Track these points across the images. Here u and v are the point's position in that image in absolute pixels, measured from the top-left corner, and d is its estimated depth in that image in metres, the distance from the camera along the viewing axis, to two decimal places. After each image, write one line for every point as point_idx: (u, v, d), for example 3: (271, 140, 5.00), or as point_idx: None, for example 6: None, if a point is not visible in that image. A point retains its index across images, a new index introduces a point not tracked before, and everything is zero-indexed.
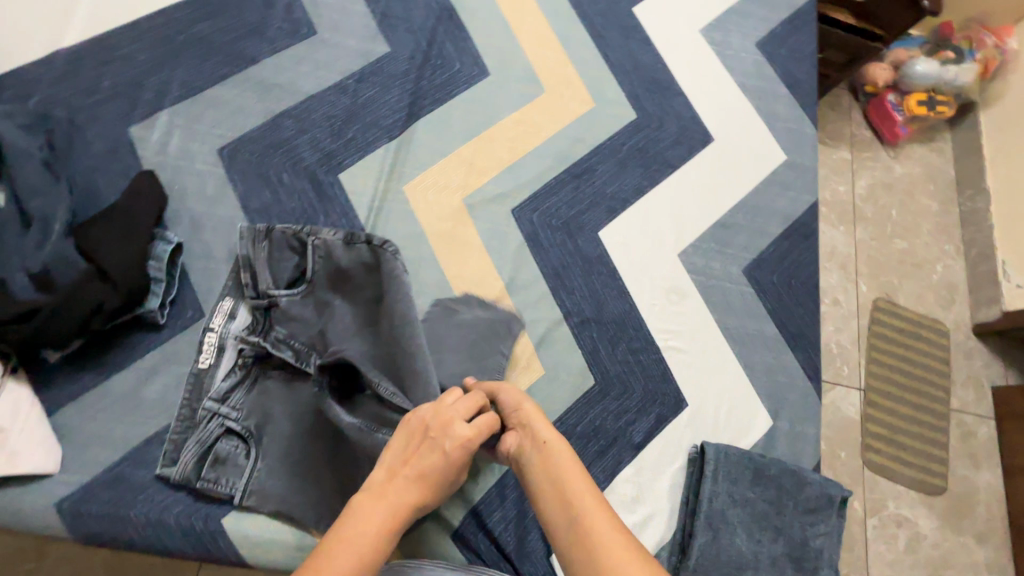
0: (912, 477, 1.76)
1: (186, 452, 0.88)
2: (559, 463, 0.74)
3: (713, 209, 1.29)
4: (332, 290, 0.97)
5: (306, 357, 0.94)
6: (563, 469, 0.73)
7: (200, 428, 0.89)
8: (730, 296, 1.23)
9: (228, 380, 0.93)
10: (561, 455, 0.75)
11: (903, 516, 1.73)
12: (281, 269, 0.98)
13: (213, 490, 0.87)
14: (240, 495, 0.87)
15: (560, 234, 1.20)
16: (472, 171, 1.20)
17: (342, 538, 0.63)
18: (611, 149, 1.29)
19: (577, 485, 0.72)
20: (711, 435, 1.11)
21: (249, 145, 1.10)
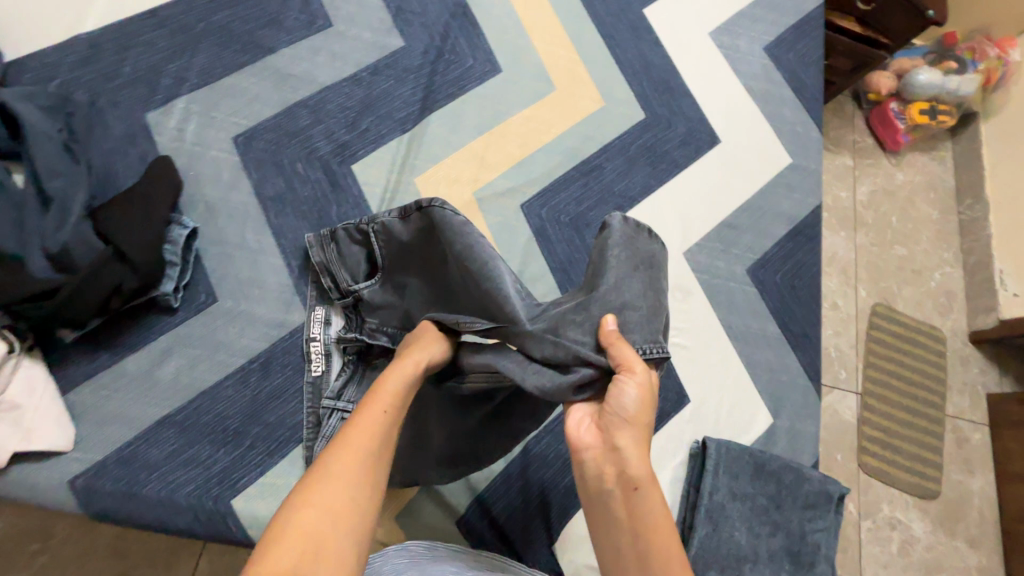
0: (907, 481, 1.79)
1: (317, 447, 0.93)
2: (643, 513, 0.63)
3: (719, 209, 1.31)
4: (398, 272, 0.94)
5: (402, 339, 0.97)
6: (645, 526, 0.63)
7: (324, 424, 0.95)
8: (734, 295, 1.25)
9: (340, 378, 0.98)
10: (649, 502, 0.63)
11: (896, 519, 1.75)
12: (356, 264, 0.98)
13: None
14: None
15: (568, 230, 1.22)
16: (483, 165, 1.21)
17: (343, 457, 0.59)
18: (620, 148, 1.31)
19: (652, 552, 0.62)
20: (712, 430, 1.13)
21: (264, 133, 1.12)
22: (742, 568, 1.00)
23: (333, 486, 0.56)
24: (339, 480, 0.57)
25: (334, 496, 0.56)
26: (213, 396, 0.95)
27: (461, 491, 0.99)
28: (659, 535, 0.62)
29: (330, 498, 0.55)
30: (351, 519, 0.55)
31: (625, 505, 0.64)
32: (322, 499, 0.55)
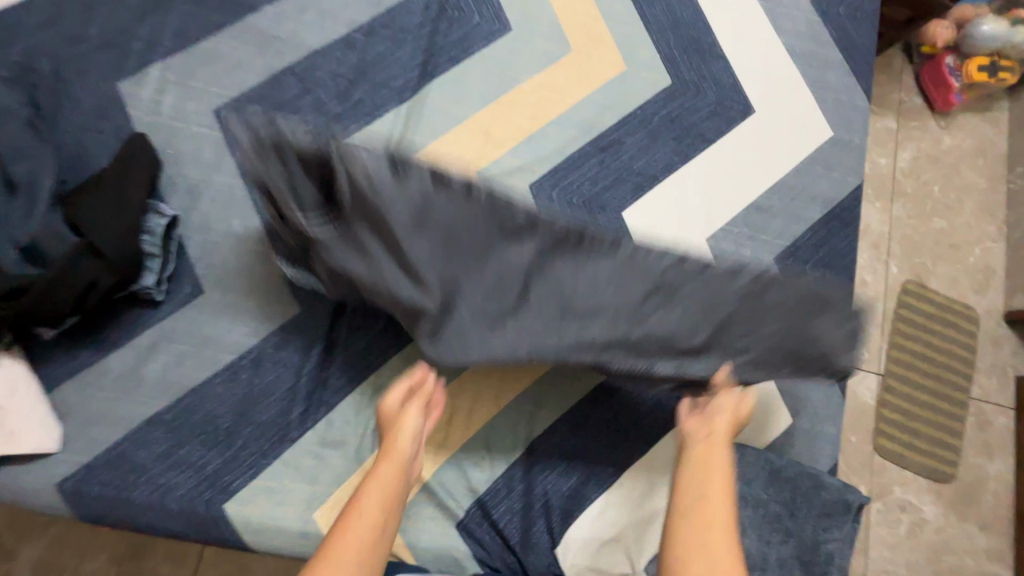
0: (922, 464, 1.73)
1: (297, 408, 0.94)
2: (710, 482, 0.78)
3: (749, 190, 1.19)
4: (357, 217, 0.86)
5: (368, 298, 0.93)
6: (713, 493, 0.77)
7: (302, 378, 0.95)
8: None
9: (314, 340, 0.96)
10: (718, 455, 0.83)
11: (907, 501, 1.72)
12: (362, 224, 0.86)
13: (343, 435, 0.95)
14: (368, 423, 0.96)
15: (582, 213, 1.11)
16: (489, 140, 1.10)
17: (381, 479, 0.74)
18: (642, 119, 1.18)
19: (722, 526, 0.73)
20: None
21: (247, 105, 1.01)
22: None
23: (368, 509, 0.70)
24: (361, 526, 0.67)
25: (355, 547, 0.65)
26: (204, 393, 0.91)
27: (462, 492, 0.97)
28: (719, 487, 0.78)
29: (359, 535, 0.66)
30: (365, 565, 0.65)
31: (698, 462, 0.81)
32: (348, 552, 0.65)
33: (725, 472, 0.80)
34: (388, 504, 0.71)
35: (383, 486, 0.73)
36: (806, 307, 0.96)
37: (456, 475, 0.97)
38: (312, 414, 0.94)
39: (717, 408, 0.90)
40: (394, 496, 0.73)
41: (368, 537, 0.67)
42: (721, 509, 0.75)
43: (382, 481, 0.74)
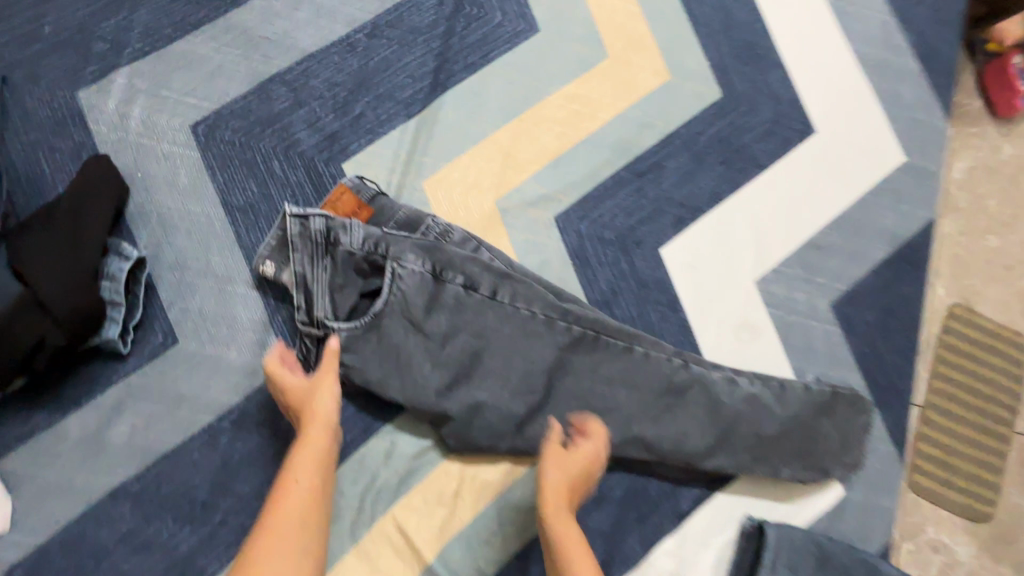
0: (964, 500, 1.05)
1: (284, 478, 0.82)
2: (554, 485, 0.78)
3: (805, 225, 1.04)
4: (393, 320, 0.82)
5: (376, 427, 0.86)
6: (563, 520, 0.77)
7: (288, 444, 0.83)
8: (812, 337, 1.01)
9: None
10: (574, 458, 0.81)
11: (947, 537, 1.05)
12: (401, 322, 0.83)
13: (337, 507, 0.84)
14: (365, 498, 0.84)
15: (614, 250, 0.97)
16: (509, 163, 0.95)
17: (305, 454, 0.72)
18: (686, 140, 1.02)
19: (575, 533, 0.76)
20: (768, 507, 0.96)
21: (231, 120, 0.87)
22: None
23: (291, 487, 0.69)
24: (299, 482, 0.69)
25: (290, 521, 0.66)
26: (177, 461, 0.79)
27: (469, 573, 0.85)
28: (584, 471, 0.81)
29: (302, 489, 0.69)
30: (308, 533, 0.66)
31: (547, 468, 0.79)
32: (283, 525, 0.65)
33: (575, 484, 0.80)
34: (315, 470, 0.71)
35: (307, 462, 0.72)
36: (830, 414, 0.91)
37: (462, 556, 0.85)
38: None
39: (582, 445, 0.83)
40: (313, 468, 0.71)
41: (302, 514, 0.67)
42: (570, 539, 0.76)
43: (306, 453, 0.72)
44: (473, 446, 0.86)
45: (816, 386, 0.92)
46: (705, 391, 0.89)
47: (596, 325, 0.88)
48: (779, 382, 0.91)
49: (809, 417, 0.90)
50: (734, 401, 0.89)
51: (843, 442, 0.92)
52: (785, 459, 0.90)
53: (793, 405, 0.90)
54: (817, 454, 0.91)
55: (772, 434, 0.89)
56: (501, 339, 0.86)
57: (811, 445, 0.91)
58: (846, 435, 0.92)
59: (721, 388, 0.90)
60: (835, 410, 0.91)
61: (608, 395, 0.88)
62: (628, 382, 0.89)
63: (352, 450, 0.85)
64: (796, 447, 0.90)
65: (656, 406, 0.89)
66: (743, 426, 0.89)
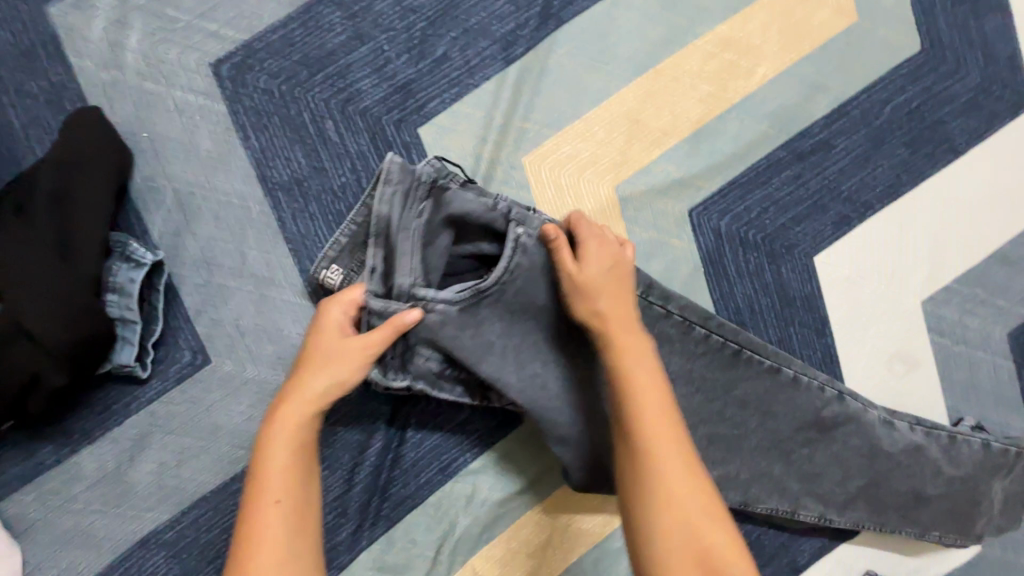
0: None
1: (346, 525, 0.69)
2: (644, 416, 0.51)
3: (996, 230, 0.81)
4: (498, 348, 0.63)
5: (454, 466, 0.71)
6: (651, 448, 0.50)
7: (351, 486, 0.69)
8: (978, 373, 0.83)
9: (376, 442, 0.69)
10: (629, 363, 0.54)
11: None
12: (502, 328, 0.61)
13: (408, 559, 0.70)
14: (437, 550, 0.70)
15: (758, 256, 0.75)
16: (636, 134, 0.71)
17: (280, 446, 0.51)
18: (865, 109, 0.77)
19: (679, 474, 0.50)
20: (893, 563, 0.83)
21: (267, 58, 0.63)
22: None
23: (275, 506, 0.49)
24: (285, 460, 0.51)
25: (273, 525, 0.48)
26: (217, 506, 0.64)
27: None
28: (671, 425, 0.52)
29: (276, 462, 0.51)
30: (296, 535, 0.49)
31: (591, 303, 0.57)
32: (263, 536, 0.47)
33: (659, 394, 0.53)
34: (297, 438, 0.52)
35: (286, 424, 0.52)
36: (1004, 472, 0.76)
37: None
38: (366, 531, 0.69)
39: (598, 241, 0.59)
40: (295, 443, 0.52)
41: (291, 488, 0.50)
42: (669, 473, 0.50)
43: (294, 411, 0.53)
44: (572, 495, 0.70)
45: (995, 444, 0.76)
46: (856, 445, 0.72)
47: (738, 336, 0.69)
48: (957, 435, 0.75)
49: (978, 476, 0.75)
50: (900, 460, 0.73)
51: (1003, 503, 0.77)
52: (935, 523, 0.76)
53: (966, 464, 0.75)
54: (973, 516, 0.76)
55: (927, 495, 0.74)
56: None
57: (966, 506, 0.76)
58: (1012, 496, 0.77)
59: (881, 435, 0.72)
60: (1005, 466, 0.76)
61: (743, 445, 0.71)
62: (768, 431, 0.71)
63: (427, 494, 0.70)
64: (950, 509, 0.75)
65: (800, 459, 0.72)
66: (895, 485, 0.73)
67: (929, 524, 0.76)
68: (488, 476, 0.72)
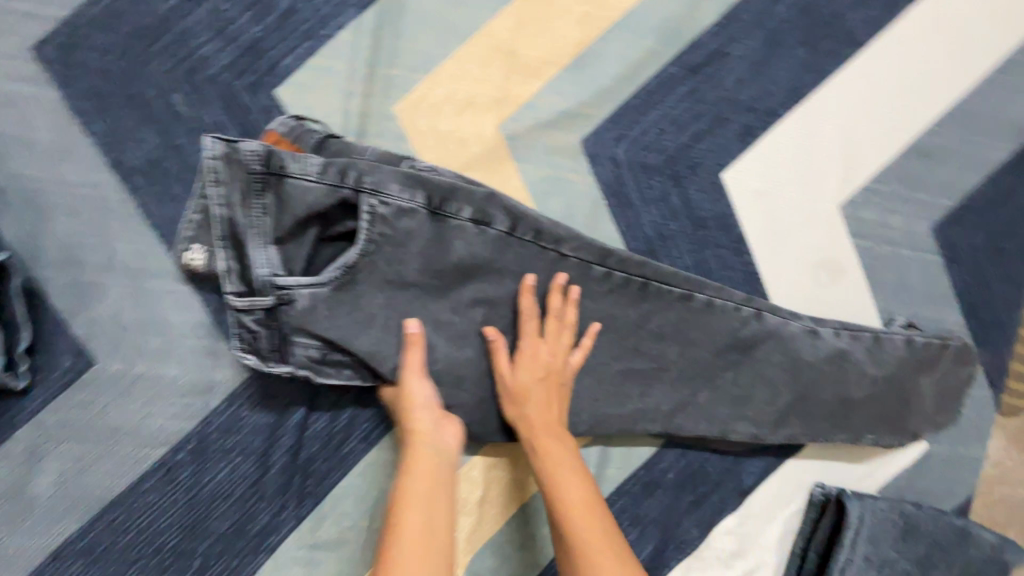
0: None
1: (269, 507, 0.66)
2: (571, 504, 0.59)
3: (910, 122, 0.78)
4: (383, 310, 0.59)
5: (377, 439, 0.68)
6: (587, 526, 0.58)
7: (267, 469, 0.65)
8: (908, 270, 0.81)
9: (286, 422, 0.66)
10: (558, 454, 0.61)
11: None
12: (384, 284, 0.59)
13: (339, 533, 0.68)
14: (369, 522, 0.68)
15: (662, 180, 0.73)
16: (514, 68, 0.67)
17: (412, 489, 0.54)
18: (755, 11, 0.73)
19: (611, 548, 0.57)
20: (841, 471, 0.82)
21: (97, 34, 0.59)
22: None
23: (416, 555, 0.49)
24: (416, 498, 0.53)
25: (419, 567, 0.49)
26: (129, 507, 0.63)
27: None
28: (595, 508, 0.59)
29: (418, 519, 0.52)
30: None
31: (521, 408, 0.62)
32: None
33: (580, 485, 0.60)
34: (431, 483, 0.55)
35: (423, 478, 0.55)
36: (930, 367, 0.76)
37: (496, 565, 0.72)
38: (291, 511, 0.66)
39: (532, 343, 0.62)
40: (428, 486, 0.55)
41: (427, 522, 0.52)
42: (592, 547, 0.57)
43: (422, 471, 0.55)
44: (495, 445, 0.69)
45: (921, 339, 0.76)
46: (784, 359, 0.71)
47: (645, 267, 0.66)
48: (881, 338, 0.74)
49: (905, 375, 0.75)
50: (828, 371, 0.72)
51: (935, 398, 0.77)
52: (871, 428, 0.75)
53: (893, 363, 0.75)
54: (906, 415, 0.76)
55: (861, 402, 0.74)
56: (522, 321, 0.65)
57: (897, 407, 0.75)
58: (943, 390, 0.77)
59: (802, 344, 0.71)
60: (931, 361, 0.76)
61: (666, 377, 0.69)
62: (690, 357, 0.69)
63: (350, 469, 0.68)
64: (884, 411, 0.75)
65: (726, 382, 0.70)
66: (826, 396, 0.72)
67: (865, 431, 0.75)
68: None
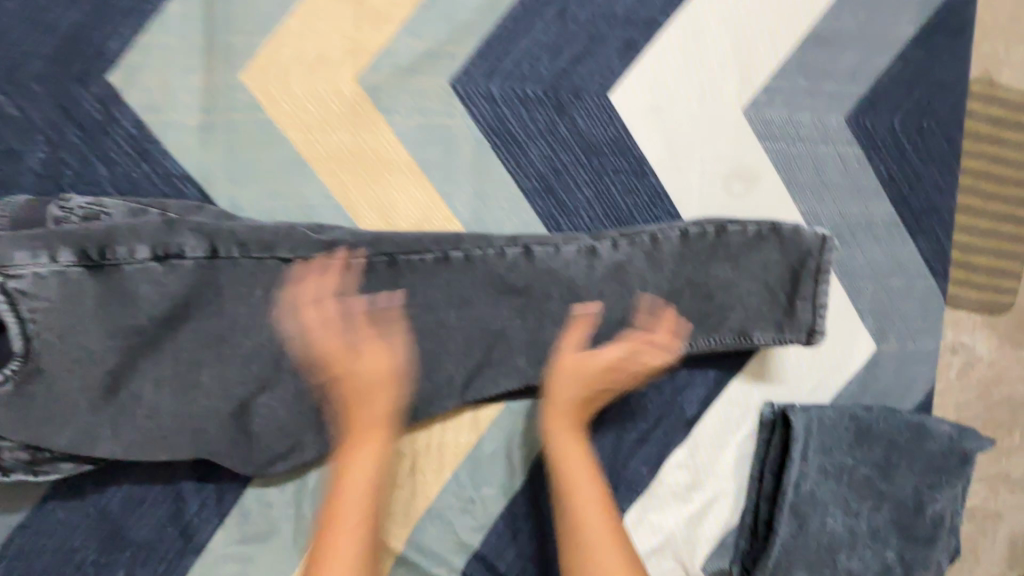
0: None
1: (188, 507, 0.65)
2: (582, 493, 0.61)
3: (803, 10, 0.74)
4: (229, 306, 0.62)
5: (292, 429, 0.65)
6: (591, 518, 0.60)
7: (177, 469, 0.64)
8: (827, 167, 0.77)
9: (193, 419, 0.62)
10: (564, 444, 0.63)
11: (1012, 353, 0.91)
12: (211, 286, 0.61)
13: (268, 519, 0.67)
14: (297, 504, 0.68)
15: (546, 110, 0.69)
16: (363, 15, 0.63)
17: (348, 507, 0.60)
18: None
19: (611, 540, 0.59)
20: (788, 387, 0.79)
21: None
22: (835, 558, 0.76)
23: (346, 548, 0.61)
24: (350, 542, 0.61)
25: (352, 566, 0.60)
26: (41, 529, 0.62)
27: (449, 548, 0.72)
28: (604, 499, 0.61)
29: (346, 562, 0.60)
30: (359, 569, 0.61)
31: (552, 381, 0.65)
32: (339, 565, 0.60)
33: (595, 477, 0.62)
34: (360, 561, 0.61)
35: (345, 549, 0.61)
36: (783, 264, 0.69)
37: (440, 530, 0.71)
38: (212, 507, 0.66)
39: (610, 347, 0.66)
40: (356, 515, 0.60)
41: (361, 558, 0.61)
42: (597, 539, 0.59)
43: (353, 503, 0.60)
44: (412, 409, 0.68)
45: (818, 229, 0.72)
46: (694, 276, 0.69)
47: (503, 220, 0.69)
48: (718, 244, 0.68)
49: (751, 277, 0.69)
50: (674, 286, 0.69)
51: (795, 297, 0.69)
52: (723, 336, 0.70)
53: (740, 266, 0.69)
54: (765, 317, 0.70)
55: (703, 310, 0.70)
56: (405, 279, 0.66)
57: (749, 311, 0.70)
58: (800, 288, 0.69)
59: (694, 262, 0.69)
60: (781, 260, 0.69)
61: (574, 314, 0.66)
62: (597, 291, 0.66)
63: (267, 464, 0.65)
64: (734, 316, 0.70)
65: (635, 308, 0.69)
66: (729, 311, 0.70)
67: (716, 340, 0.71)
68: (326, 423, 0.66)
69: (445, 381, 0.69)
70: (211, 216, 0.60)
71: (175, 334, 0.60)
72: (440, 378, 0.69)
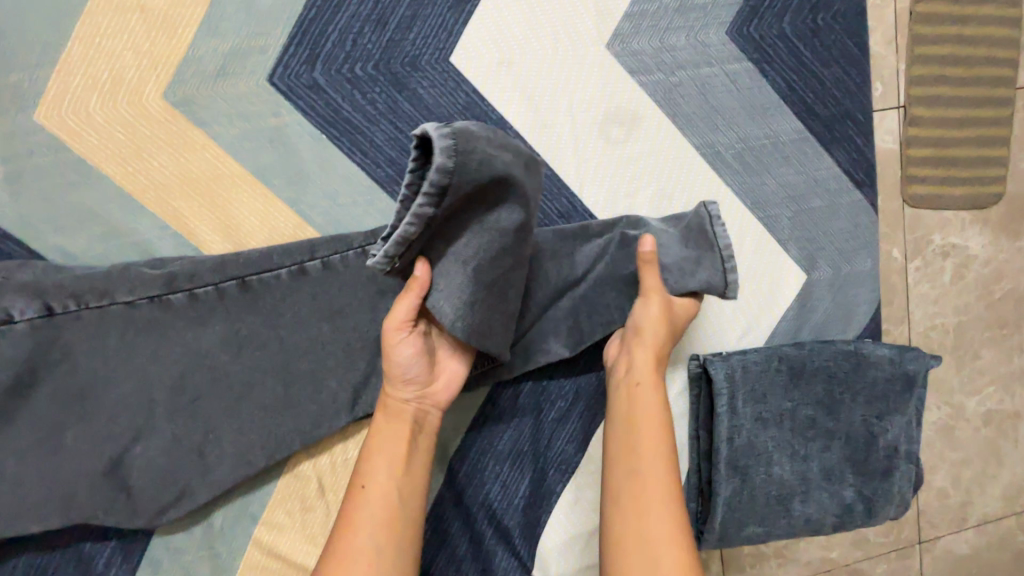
0: (964, 200, 0.88)
1: (97, 565, 0.64)
2: (622, 479, 0.59)
3: None
4: (79, 362, 0.58)
5: (180, 474, 0.62)
6: (644, 421, 0.60)
7: (77, 531, 0.63)
8: (715, 91, 0.69)
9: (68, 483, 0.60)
10: (647, 399, 0.61)
11: (949, 248, 0.89)
12: (52, 346, 0.57)
13: (184, 564, 0.66)
14: (211, 544, 0.66)
15: (382, 88, 0.63)
16: (156, 24, 0.58)
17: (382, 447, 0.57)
18: None
19: (658, 459, 0.58)
20: (716, 335, 0.73)
21: None
22: (789, 507, 0.71)
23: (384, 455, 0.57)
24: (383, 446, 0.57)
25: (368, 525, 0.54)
26: None
27: None
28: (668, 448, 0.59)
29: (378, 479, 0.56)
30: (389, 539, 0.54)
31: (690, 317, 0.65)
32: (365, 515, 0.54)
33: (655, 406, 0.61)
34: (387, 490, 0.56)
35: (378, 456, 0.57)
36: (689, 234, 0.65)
37: None
38: (123, 563, 0.65)
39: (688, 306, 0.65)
40: (391, 475, 0.56)
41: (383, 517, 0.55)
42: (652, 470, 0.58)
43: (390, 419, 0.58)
44: (304, 432, 0.64)
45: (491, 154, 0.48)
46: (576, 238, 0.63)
47: (365, 219, 0.64)
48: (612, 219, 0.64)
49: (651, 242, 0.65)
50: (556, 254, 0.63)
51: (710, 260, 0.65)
52: (509, 293, 0.55)
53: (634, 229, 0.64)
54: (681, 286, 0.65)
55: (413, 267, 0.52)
56: (266, 299, 0.61)
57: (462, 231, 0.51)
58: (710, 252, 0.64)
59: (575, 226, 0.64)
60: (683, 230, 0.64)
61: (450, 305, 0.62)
62: None
63: (164, 514, 0.63)
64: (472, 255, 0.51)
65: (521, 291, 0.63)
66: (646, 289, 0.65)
67: (483, 302, 0.52)
68: (218, 463, 0.63)
69: (333, 396, 0.64)
70: (36, 273, 0.57)
71: (29, 399, 0.57)
72: (328, 395, 0.64)
